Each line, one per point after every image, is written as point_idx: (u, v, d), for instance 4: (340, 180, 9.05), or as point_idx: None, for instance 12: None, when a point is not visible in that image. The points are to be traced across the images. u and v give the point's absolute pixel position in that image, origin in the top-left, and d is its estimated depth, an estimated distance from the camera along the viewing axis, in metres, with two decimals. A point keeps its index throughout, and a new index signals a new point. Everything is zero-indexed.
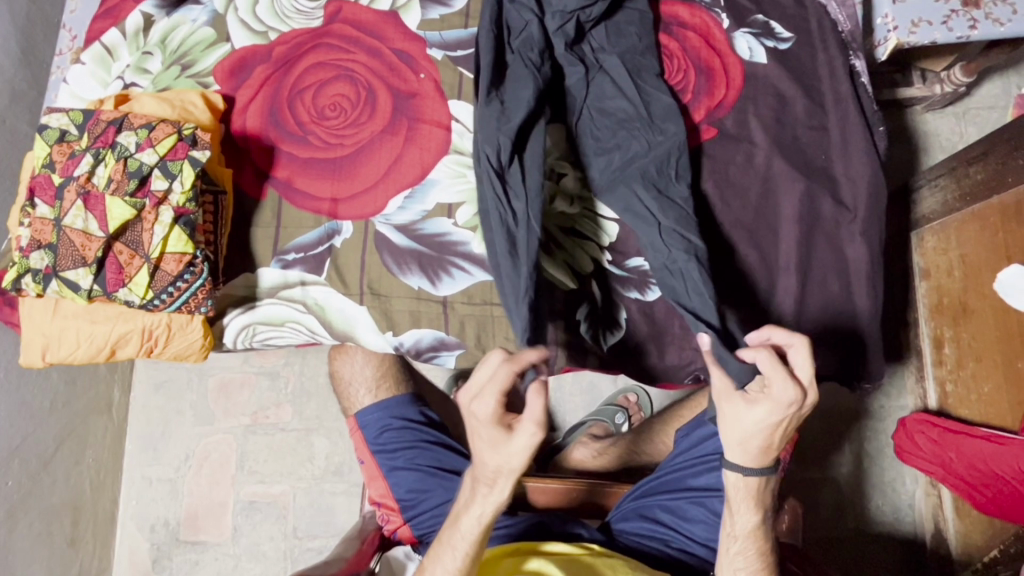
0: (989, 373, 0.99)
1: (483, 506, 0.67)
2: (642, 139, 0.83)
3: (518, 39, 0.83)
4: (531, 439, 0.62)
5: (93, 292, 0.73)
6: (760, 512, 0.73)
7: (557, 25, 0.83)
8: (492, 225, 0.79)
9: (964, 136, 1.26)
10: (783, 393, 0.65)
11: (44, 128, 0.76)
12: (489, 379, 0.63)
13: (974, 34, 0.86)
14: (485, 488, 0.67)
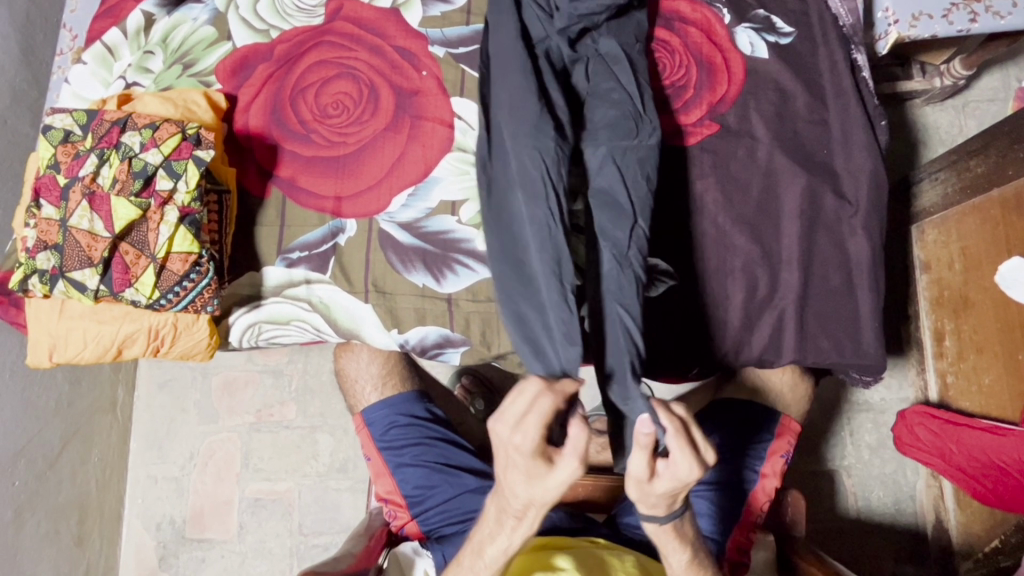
0: (989, 365, 1.00)
1: (509, 537, 0.64)
2: (612, 144, 0.78)
3: (538, 48, 0.81)
4: (569, 476, 0.58)
5: (100, 292, 0.73)
6: (690, 547, 0.69)
7: (566, 26, 0.82)
8: (544, 234, 0.72)
9: (964, 129, 1.27)
10: (686, 475, 0.59)
11: (48, 129, 0.76)
12: (529, 408, 0.57)
13: (975, 26, 0.87)
14: (513, 519, 0.63)
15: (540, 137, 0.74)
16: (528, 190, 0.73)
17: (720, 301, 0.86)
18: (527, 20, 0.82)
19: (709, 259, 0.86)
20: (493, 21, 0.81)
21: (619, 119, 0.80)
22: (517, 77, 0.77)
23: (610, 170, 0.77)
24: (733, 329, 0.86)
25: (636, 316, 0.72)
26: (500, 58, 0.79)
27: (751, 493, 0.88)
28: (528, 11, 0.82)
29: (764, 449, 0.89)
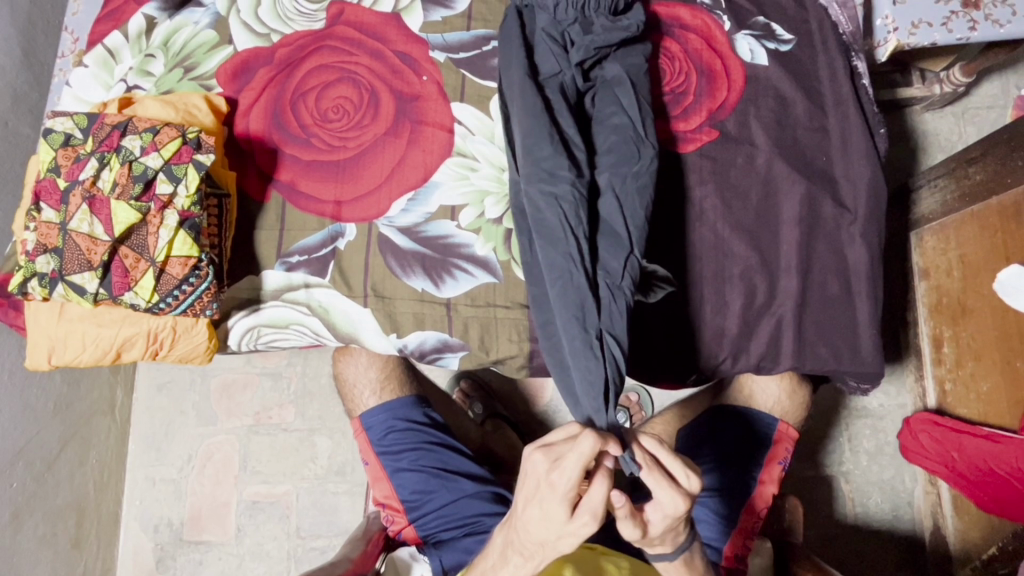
0: (987, 372, 1.00)
1: (513, 571, 0.65)
2: (614, 171, 0.79)
3: (550, 82, 0.82)
4: (584, 527, 0.59)
5: (99, 296, 0.73)
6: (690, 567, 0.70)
7: (581, 59, 0.83)
8: (565, 281, 0.72)
9: (963, 136, 1.27)
10: (675, 505, 0.60)
11: (49, 133, 0.76)
12: (570, 454, 0.57)
13: (974, 35, 0.88)
14: (518, 556, 0.64)
15: (554, 180, 0.75)
16: (547, 239, 0.74)
17: (719, 307, 0.86)
18: (538, 54, 0.84)
19: (708, 264, 0.86)
20: (504, 57, 0.83)
21: (619, 144, 0.80)
22: (527, 113, 0.78)
23: (610, 199, 0.78)
24: (732, 335, 0.86)
25: (620, 340, 0.72)
26: (513, 96, 0.81)
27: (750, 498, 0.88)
28: (539, 46, 0.84)
29: (764, 455, 0.90)
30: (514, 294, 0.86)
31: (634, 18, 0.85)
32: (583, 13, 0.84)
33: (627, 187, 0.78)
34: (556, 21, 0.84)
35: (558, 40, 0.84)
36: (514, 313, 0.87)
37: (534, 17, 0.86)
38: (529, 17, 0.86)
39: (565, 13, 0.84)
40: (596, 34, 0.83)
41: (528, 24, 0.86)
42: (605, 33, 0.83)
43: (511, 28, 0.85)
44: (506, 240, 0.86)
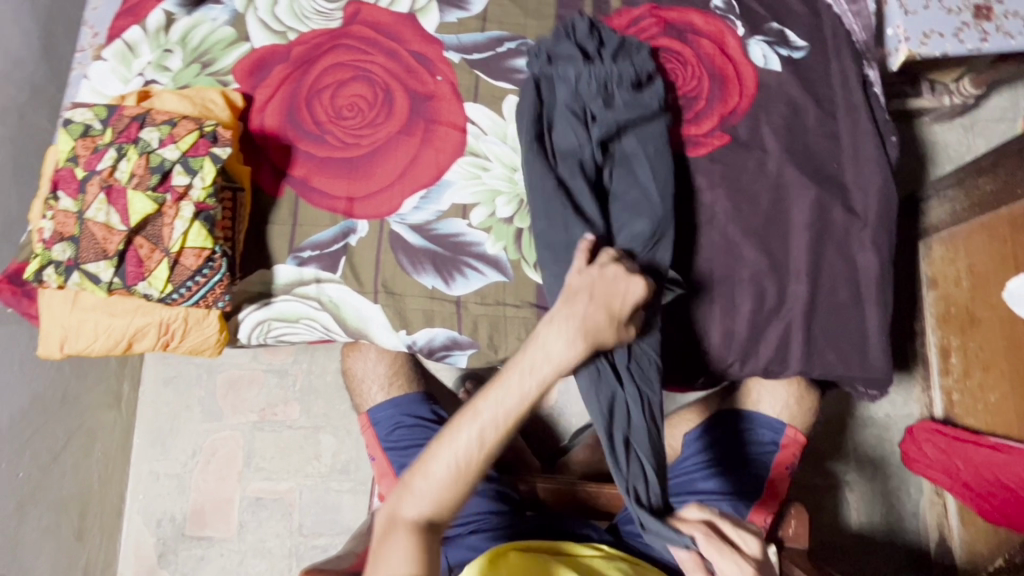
0: (996, 383, 0.99)
1: (559, 351, 0.66)
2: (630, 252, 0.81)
3: (566, 158, 0.84)
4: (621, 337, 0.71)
5: (113, 285, 0.74)
6: None
7: (602, 135, 0.84)
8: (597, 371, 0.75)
9: (972, 148, 1.27)
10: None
11: (68, 123, 0.77)
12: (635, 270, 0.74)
13: (986, 46, 0.89)
14: (565, 338, 0.67)
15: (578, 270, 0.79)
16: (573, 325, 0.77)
17: (730, 309, 0.86)
18: (559, 131, 0.85)
19: (719, 267, 0.87)
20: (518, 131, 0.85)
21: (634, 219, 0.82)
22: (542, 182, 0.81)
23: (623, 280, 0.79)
24: (741, 339, 0.86)
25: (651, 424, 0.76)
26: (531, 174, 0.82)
27: (751, 510, 0.85)
28: (559, 121, 0.86)
29: (766, 462, 0.89)
30: (523, 293, 0.87)
31: (655, 92, 0.86)
32: (605, 87, 0.86)
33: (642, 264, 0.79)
34: (578, 94, 0.86)
35: (576, 112, 0.85)
36: (524, 312, 0.87)
37: (554, 85, 0.87)
38: (547, 88, 0.87)
39: (586, 87, 0.86)
40: (618, 109, 0.85)
41: (548, 98, 0.87)
42: (626, 107, 0.85)
43: (529, 102, 0.85)
44: (517, 239, 0.87)
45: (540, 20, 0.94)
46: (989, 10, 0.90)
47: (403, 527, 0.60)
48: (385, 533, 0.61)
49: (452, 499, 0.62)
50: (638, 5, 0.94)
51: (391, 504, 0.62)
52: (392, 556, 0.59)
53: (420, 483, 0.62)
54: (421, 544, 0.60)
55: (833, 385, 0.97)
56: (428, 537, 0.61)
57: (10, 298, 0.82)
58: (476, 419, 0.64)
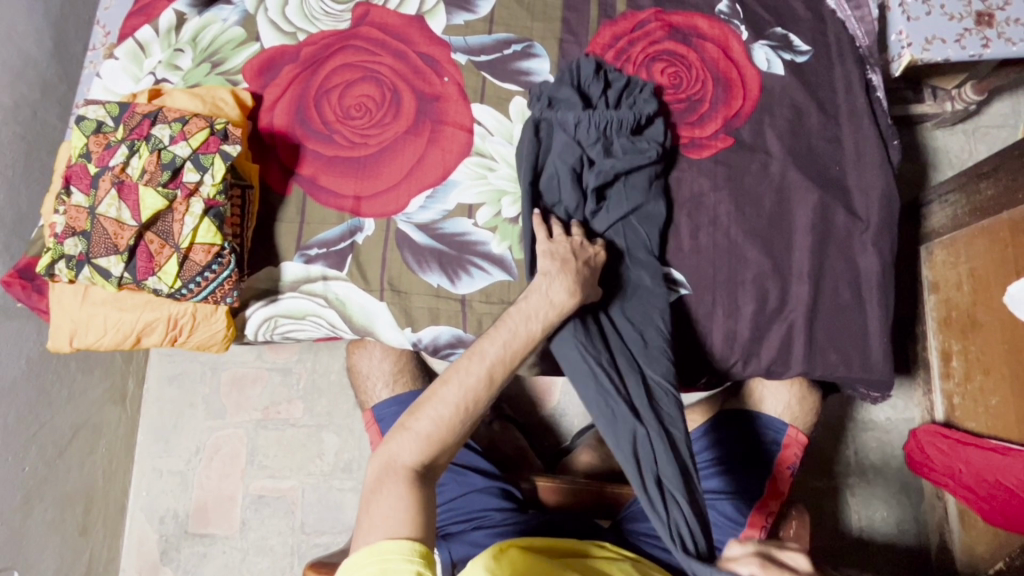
0: (996, 386, 1.00)
1: (550, 301, 0.74)
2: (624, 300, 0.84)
3: (558, 209, 0.86)
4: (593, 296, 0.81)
5: (123, 280, 0.75)
6: None
7: (598, 182, 0.86)
8: (614, 414, 0.77)
9: (974, 154, 1.28)
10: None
11: (81, 120, 0.78)
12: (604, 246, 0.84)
13: (987, 52, 0.90)
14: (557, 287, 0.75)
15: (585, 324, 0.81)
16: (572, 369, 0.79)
17: (733, 309, 0.87)
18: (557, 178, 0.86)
19: (722, 268, 0.88)
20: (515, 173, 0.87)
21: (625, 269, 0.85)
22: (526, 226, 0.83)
23: (628, 329, 0.83)
24: (743, 339, 0.87)
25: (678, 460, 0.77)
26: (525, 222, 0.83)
27: (752, 510, 0.85)
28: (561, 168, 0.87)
29: (769, 465, 0.89)
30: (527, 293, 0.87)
31: (653, 137, 0.87)
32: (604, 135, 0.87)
33: (638, 313, 0.84)
34: (577, 140, 0.86)
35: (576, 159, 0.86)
36: None
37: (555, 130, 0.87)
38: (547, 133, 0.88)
39: (586, 133, 0.86)
40: (617, 156, 0.86)
41: (546, 141, 0.87)
42: (623, 152, 0.86)
43: (526, 145, 0.86)
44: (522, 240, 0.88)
45: (547, 22, 0.95)
46: (990, 17, 0.91)
47: (399, 472, 0.63)
48: (380, 479, 0.63)
49: (444, 447, 0.66)
50: (643, 8, 0.95)
51: (386, 454, 0.65)
52: (390, 495, 0.61)
53: (413, 433, 0.65)
54: (417, 488, 0.62)
55: (835, 387, 0.97)
56: (423, 482, 0.63)
57: (19, 292, 0.83)
58: (466, 369, 0.68)
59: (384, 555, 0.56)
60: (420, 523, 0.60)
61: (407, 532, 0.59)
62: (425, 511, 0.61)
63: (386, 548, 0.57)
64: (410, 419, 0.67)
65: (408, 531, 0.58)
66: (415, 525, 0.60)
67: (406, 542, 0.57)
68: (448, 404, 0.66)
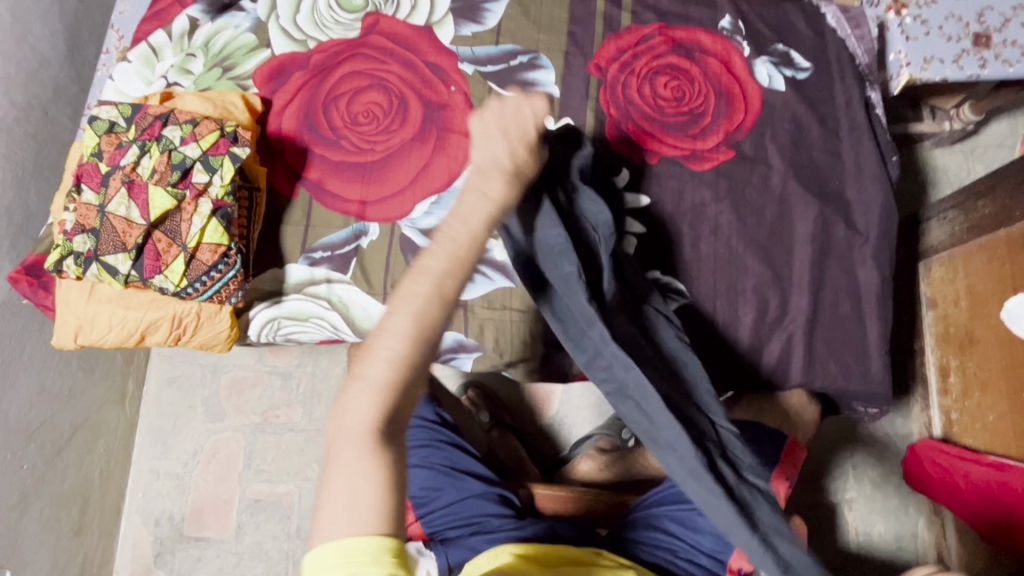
0: (993, 403, 0.98)
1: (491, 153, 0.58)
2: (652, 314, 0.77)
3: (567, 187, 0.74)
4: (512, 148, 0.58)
5: (130, 277, 0.76)
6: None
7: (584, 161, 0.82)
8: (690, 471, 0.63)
9: (972, 173, 1.29)
10: None
11: (94, 120, 0.80)
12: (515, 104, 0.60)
13: (985, 73, 0.92)
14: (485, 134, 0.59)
15: (646, 392, 0.65)
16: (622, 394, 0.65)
17: (733, 319, 0.88)
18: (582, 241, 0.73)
19: (722, 279, 0.88)
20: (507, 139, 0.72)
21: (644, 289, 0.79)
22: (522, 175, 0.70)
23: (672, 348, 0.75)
24: (743, 348, 0.88)
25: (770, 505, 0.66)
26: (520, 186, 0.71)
27: None
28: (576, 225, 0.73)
29: None
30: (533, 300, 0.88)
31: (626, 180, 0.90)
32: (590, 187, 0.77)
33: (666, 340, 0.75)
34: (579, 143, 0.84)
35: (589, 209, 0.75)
36: (529, 318, 0.89)
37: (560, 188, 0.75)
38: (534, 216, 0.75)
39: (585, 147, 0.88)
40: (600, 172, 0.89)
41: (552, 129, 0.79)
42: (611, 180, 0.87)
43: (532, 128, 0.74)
44: None
45: (553, 34, 0.97)
46: (988, 38, 0.93)
47: (359, 447, 0.48)
48: (337, 447, 0.49)
49: (405, 400, 0.50)
50: (647, 23, 0.97)
51: (336, 423, 0.50)
52: (351, 469, 0.48)
53: (367, 391, 0.49)
54: (384, 452, 0.49)
55: (835, 407, 0.97)
56: (393, 440, 0.50)
57: (26, 289, 0.84)
58: (412, 295, 0.51)
59: (353, 558, 0.46)
60: (392, 502, 0.48)
61: (378, 522, 0.47)
62: (396, 484, 0.49)
63: (352, 550, 0.46)
64: (356, 372, 0.51)
65: (381, 522, 0.47)
66: (389, 511, 0.48)
67: (378, 540, 0.46)
68: (404, 349, 0.50)
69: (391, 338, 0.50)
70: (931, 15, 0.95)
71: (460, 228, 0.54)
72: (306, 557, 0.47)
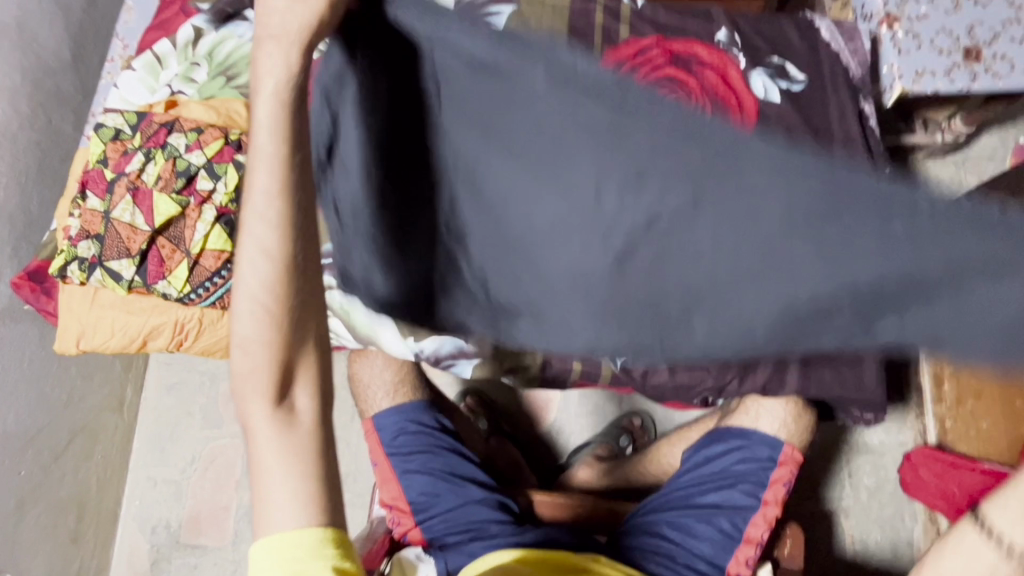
0: (988, 409, 1.02)
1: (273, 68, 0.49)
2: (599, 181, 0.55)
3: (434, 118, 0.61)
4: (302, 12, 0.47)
5: (133, 283, 0.77)
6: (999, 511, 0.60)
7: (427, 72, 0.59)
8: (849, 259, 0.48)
9: (964, 184, 1.31)
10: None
11: (101, 128, 0.81)
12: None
13: (975, 86, 0.95)
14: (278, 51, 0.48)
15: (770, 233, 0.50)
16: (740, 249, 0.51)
17: None
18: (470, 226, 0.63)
19: None
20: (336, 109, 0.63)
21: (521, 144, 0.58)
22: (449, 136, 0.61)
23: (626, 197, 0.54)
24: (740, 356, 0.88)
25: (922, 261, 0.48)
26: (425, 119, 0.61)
27: (749, 522, 0.86)
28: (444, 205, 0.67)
29: (764, 477, 0.89)
30: None
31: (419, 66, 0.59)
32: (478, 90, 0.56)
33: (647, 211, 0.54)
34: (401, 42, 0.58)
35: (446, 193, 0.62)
36: None
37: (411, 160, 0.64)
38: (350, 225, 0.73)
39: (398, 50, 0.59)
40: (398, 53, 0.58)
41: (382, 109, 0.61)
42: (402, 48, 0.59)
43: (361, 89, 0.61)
44: None
45: None
46: (978, 52, 0.95)
47: (271, 435, 0.53)
48: (248, 434, 0.54)
49: (289, 369, 0.53)
50: (645, 36, 0.99)
51: (243, 420, 0.55)
52: (270, 455, 0.53)
53: (248, 381, 0.53)
54: (299, 434, 0.54)
55: (829, 408, 0.96)
56: (296, 421, 0.54)
57: (28, 295, 0.85)
58: (252, 276, 0.51)
59: (291, 548, 0.53)
60: (315, 481, 0.54)
61: (313, 515, 0.54)
62: (315, 459, 0.54)
63: (292, 547, 0.53)
64: (235, 364, 0.54)
65: (308, 505, 0.53)
66: (322, 481, 0.54)
67: (315, 532, 0.53)
68: (265, 331, 0.52)
69: (249, 323, 0.52)
70: (923, 29, 0.96)
71: (261, 178, 0.50)
72: (253, 548, 0.55)
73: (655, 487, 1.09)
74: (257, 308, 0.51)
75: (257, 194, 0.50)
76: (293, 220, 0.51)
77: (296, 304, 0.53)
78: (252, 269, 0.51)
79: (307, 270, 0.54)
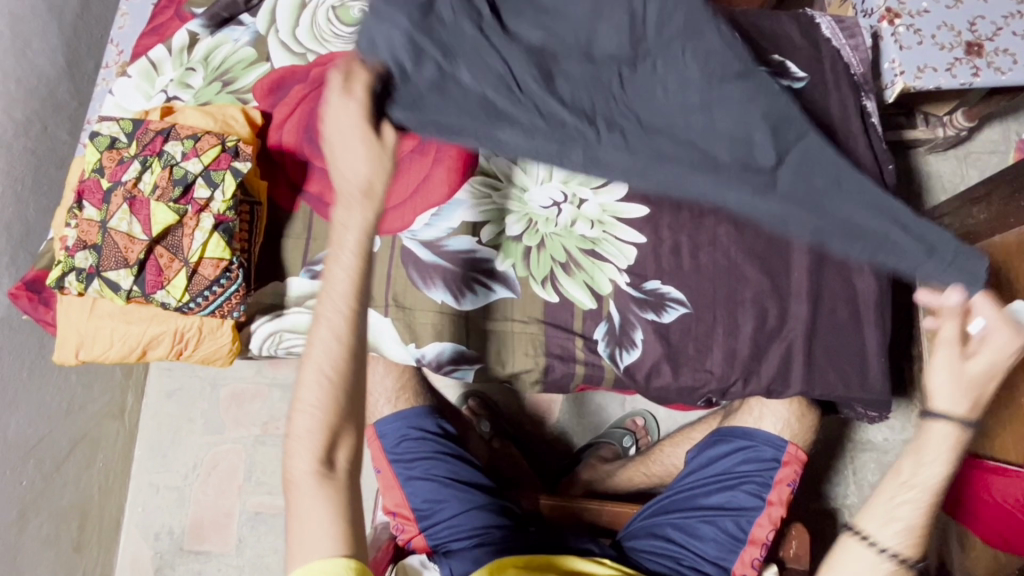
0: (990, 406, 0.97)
1: (359, 215, 0.67)
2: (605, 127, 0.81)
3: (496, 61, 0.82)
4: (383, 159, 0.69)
5: (132, 293, 0.76)
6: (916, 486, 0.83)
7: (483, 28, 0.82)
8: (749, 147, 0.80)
9: (966, 179, 1.30)
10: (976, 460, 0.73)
11: (96, 136, 0.80)
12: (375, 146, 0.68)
13: (977, 81, 0.94)
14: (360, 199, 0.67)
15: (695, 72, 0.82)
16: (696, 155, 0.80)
17: (732, 329, 0.88)
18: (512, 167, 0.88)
19: (720, 289, 0.88)
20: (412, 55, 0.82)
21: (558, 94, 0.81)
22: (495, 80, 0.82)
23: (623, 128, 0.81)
24: (743, 357, 0.87)
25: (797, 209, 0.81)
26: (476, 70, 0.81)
27: (753, 523, 0.86)
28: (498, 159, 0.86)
29: (768, 477, 0.88)
30: (531, 310, 0.89)
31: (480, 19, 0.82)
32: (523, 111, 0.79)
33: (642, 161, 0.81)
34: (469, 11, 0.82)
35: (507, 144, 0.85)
36: (531, 328, 0.89)
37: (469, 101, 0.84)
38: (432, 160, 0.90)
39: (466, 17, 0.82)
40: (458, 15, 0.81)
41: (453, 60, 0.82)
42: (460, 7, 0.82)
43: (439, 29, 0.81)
44: (526, 257, 0.90)
45: None
46: (979, 47, 0.94)
47: (311, 486, 0.62)
48: (291, 491, 0.62)
49: (335, 433, 0.63)
50: None
51: (286, 473, 0.63)
52: (311, 506, 0.61)
53: (302, 442, 0.62)
54: (336, 489, 0.62)
55: (832, 404, 0.96)
56: (336, 478, 0.63)
57: (26, 305, 0.84)
58: (319, 359, 0.64)
59: None
60: (345, 524, 0.61)
61: (336, 546, 0.60)
62: (347, 509, 0.62)
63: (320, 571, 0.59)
64: (292, 428, 0.63)
65: (337, 546, 0.60)
66: (351, 533, 0.62)
67: (339, 560, 0.59)
68: (324, 400, 0.63)
69: (313, 391, 0.63)
70: (924, 24, 0.96)
71: (341, 278, 0.66)
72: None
73: (659, 487, 1.08)
74: (323, 379, 0.63)
75: (337, 296, 0.65)
76: (360, 317, 0.66)
77: (350, 384, 0.64)
78: (323, 352, 0.64)
79: (362, 358, 0.66)
